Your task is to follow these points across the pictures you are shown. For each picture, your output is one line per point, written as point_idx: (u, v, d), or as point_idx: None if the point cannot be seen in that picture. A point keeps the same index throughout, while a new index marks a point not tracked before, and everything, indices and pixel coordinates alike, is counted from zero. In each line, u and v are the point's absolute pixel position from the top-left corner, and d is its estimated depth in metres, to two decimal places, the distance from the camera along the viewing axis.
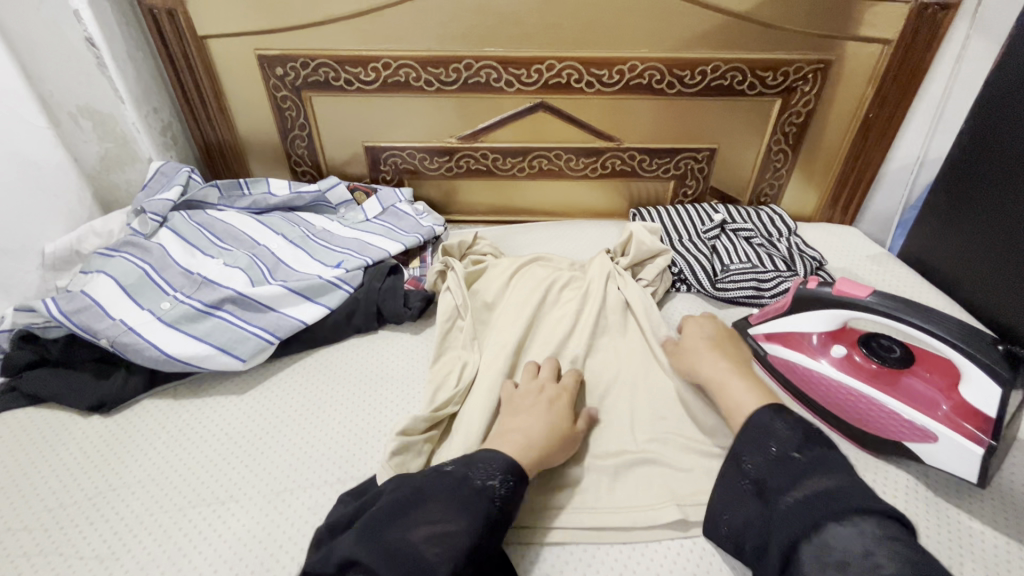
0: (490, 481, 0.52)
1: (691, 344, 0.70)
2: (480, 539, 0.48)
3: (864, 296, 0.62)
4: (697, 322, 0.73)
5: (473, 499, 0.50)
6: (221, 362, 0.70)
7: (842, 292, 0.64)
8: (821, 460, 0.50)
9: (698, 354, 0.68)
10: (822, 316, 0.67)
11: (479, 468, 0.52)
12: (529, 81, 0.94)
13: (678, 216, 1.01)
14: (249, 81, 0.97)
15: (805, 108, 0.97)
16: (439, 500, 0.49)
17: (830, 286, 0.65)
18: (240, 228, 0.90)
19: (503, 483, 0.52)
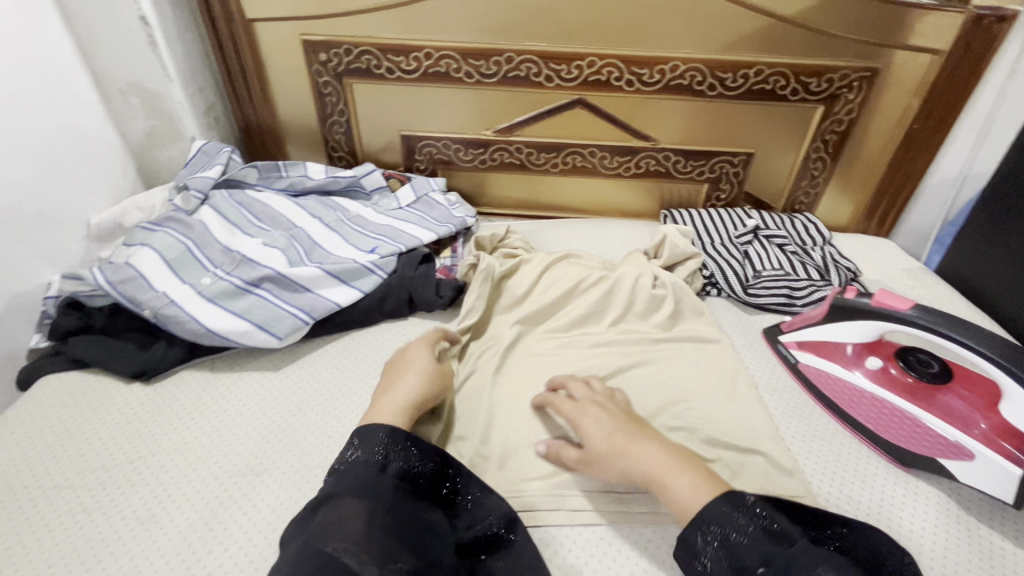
0: (361, 454, 0.54)
1: (596, 445, 0.57)
2: (381, 505, 0.50)
3: (905, 309, 0.61)
4: (595, 406, 0.61)
5: (368, 480, 0.51)
6: (258, 339, 0.71)
7: (882, 303, 0.63)
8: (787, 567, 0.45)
9: (616, 453, 0.56)
10: (860, 327, 0.66)
11: (357, 442, 0.55)
12: (569, 77, 0.94)
13: (711, 219, 1.00)
14: (293, 66, 0.98)
15: (847, 116, 0.95)
16: (339, 488, 0.51)
17: (870, 297, 0.65)
18: (278, 209, 0.92)
19: (384, 448, 0.54)
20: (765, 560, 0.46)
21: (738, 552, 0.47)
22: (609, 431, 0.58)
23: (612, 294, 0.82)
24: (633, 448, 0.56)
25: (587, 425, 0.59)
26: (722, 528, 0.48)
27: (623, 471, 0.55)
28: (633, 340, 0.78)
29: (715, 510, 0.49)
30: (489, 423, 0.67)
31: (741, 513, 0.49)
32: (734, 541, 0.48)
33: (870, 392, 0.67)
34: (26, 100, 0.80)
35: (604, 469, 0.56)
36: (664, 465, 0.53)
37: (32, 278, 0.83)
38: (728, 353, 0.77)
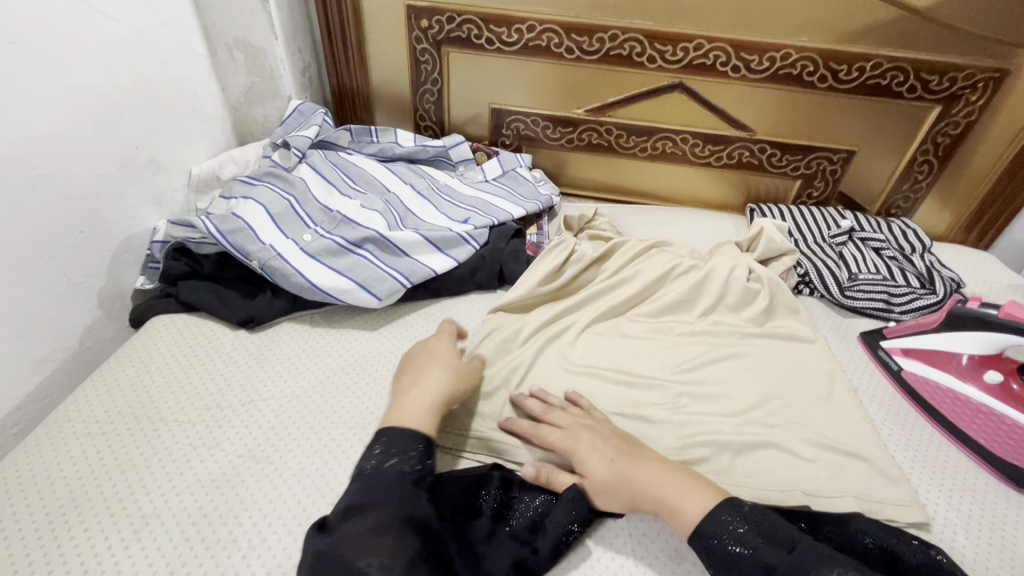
0: (395, 458, 0.51)
1: (599, 473, 0.54)
2: (410, 515, 0.48)
3: None
4: (586, 431, 0.59)
5: (393, 487, 0.48)
6: (359, 298, 0.73)
7: (1011, 316, 0.61)
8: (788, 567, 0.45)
9: (622, 480, 0.54)
10: (983, 339, 0.64)
11: (392, 446, 0.52)
12: (672, 59, 0.91)
13: (803, 217, 0.97)
14: (393, 31, 0.98)
15: (965, 119, 0.90)
16: (376, 492, 0.48)
17: (995, 309, 0.63)
18: (372, 174, 0.93)
19: (415, 459, 0.51)
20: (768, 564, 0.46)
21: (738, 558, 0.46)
22: (605, 458, 0.56)
23: (703, 282, 0.80)
24: (639, 473, 0.54)
25: (582, 455, 0.57)
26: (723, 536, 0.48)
27: (634, 495, 0.53)
28: (723, 332, 0.77)
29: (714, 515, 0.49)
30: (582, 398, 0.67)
31: (738, 519, 0.49)
32: (736, 545, 0.47)
33: (990, 410, 0.64)
34: (147, 47, 0.82)
35: (610, 498, 0.54)
36: (676, 482, 0.53)
37: (140, 221, 0.86)
38: (827, 354, 0.74)
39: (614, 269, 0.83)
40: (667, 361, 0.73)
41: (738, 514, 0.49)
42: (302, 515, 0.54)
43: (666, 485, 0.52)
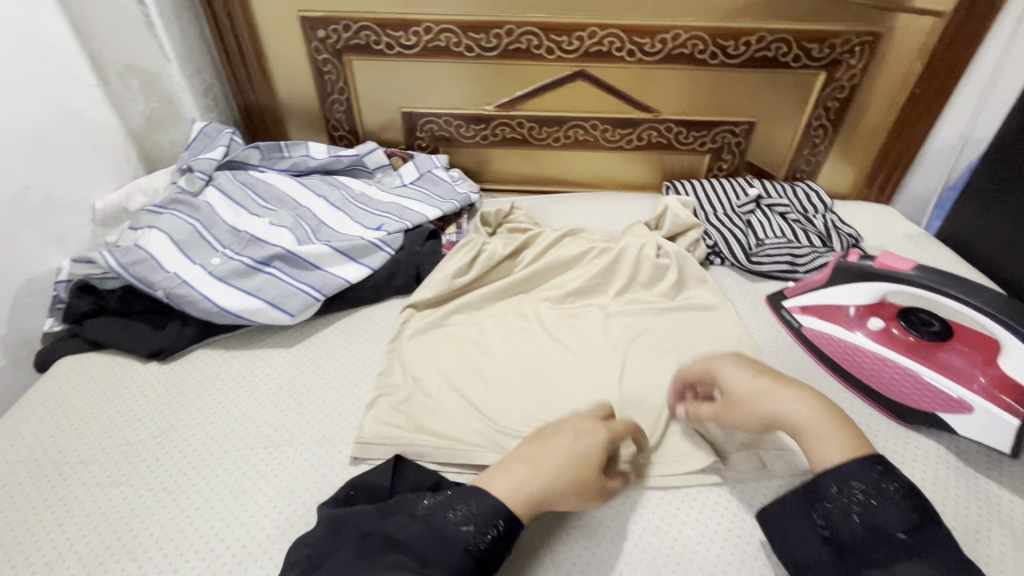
0: (468, 527, 0.46)
1: (738, 390, 0.56)
2: None
3: (907, 270, 0.62)
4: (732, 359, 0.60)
5: (447, 546, 0.45)
6: (271, 316, 0.72)
7: (886, 265, 0.64)
8: (926, 538, 0.44)
9: (760, 397, 0.55)
10: (861, 288, 0.67)
11: (460, 506, 0.48)
12: (569, 48, 0.93)
13: (713, 190, 1.00)
14: (292, 43, 0.97)
15: (849, 82, 0.95)
16: (414, 546, 0.45)
17: (873, 259, 0.66)
18: (283, 190, 0.91)
19: (480, 528, 0.46)
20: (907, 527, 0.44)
21: (875, 518, 0.45)
22: (749, 381, 0.56)
23: (616, 263, 0.83)
24: (784, 395, 0.54)
25: (722, 374, 0.59)
26: (860, 484, 0.46)
27: (772, 414, 0.54)
28: (638, 310, 0.79)
29: (858, 469, 0.47)
30: (501, 389, 0.69)
31: (891, 479, 0.46)
32: (875, 502, 0.45)
33: (882, 354, 0.66)
34: (29, 84, 0.80)
35: (748, 414, 0.55)
36: (819, 417, 0.52)
37: (43, 262, 0.84)
38: (735, 320, 0.78)
39: (530, 260, 0.84)
40: (582, 342, 0.75)
41: (889, 473, 0.47)
42: (216, 543, 0.54)
43: (804, 411, 0.52)
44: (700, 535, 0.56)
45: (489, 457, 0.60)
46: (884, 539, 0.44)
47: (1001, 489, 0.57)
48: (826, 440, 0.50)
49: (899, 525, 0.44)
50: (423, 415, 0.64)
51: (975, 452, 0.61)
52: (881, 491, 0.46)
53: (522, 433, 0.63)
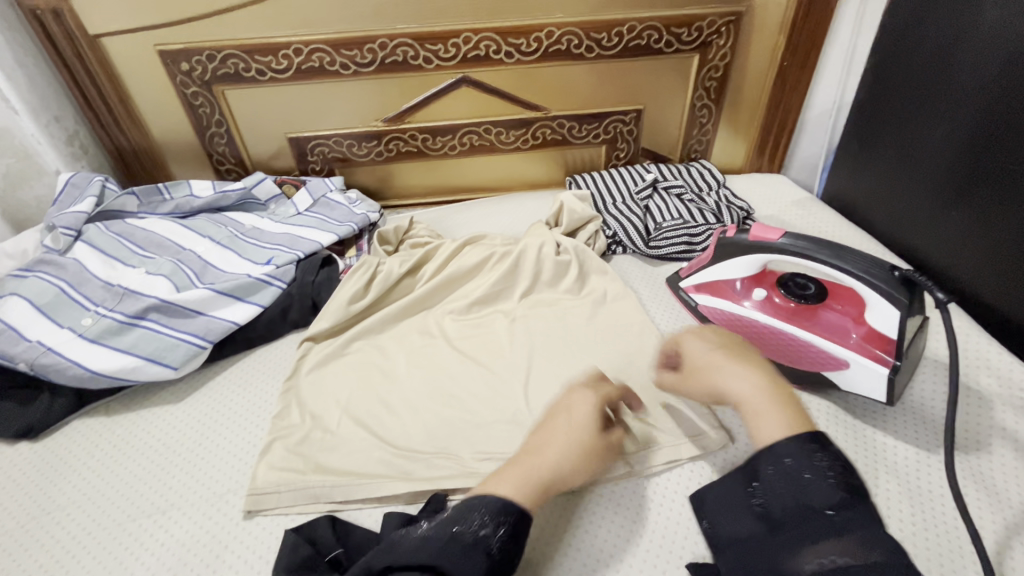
0: (489, 530, 0.43)
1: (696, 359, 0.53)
2: None
3: (776, 239, 0.63)
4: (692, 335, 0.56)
5: (471, 561, 0.41)
6: (151, 373, 0.68)
7: (757, 237, 0.65)
8: (856, 516, 0.40)
9: (710, 368, 0.52)
10: (740, 263, 0.68)
11: (471, 519, 0.43)
12: (447, 56, 0.92)
13: (611, 180, 1.02)
14: (155, 80, 0.92)
15: (722, 62, 0.98)
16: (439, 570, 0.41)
17: (748, 232, 0.66)
18: (164, 235, 0.86)
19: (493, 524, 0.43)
20: (834, 504, 0.41)
21: (799, 494, 0.42)
22: (712, 354, 0.53)
23: (516, 266, 0.83)
24: (737, 371, 0.50)
25: (687, 346, 0.56)
26: (793, 464, 0.43)
27: (721, 388, 0.50)
28: (543, 310, 0.79)
29: (791, 451, 0.44)
30: (403, 412, 0.66)
31: (825, 455, 0.43)
32: (802, 482, 0.43)
33: (766, 324, 0.67)
34: None
35: (699, 386, 0.52)
36: (765, 392, 0.48)
37: None
38: (637, 308, 0.78)
39: (430, 275, 0.82)
40: (487, 352, 0.74)
41: (824, 452, 0.43)
42: None
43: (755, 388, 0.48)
44: (606, 534, 0.55)
45: (389, 487, 0.57)
46: (811, 516, 0.41)
47: (886, 436, 0.60)
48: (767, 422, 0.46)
49: (827, 501, 0.41)
50: (321, 455, 0.62)
51: (858, 405, 0.64)
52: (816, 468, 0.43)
53: (425, 455, 0.61)
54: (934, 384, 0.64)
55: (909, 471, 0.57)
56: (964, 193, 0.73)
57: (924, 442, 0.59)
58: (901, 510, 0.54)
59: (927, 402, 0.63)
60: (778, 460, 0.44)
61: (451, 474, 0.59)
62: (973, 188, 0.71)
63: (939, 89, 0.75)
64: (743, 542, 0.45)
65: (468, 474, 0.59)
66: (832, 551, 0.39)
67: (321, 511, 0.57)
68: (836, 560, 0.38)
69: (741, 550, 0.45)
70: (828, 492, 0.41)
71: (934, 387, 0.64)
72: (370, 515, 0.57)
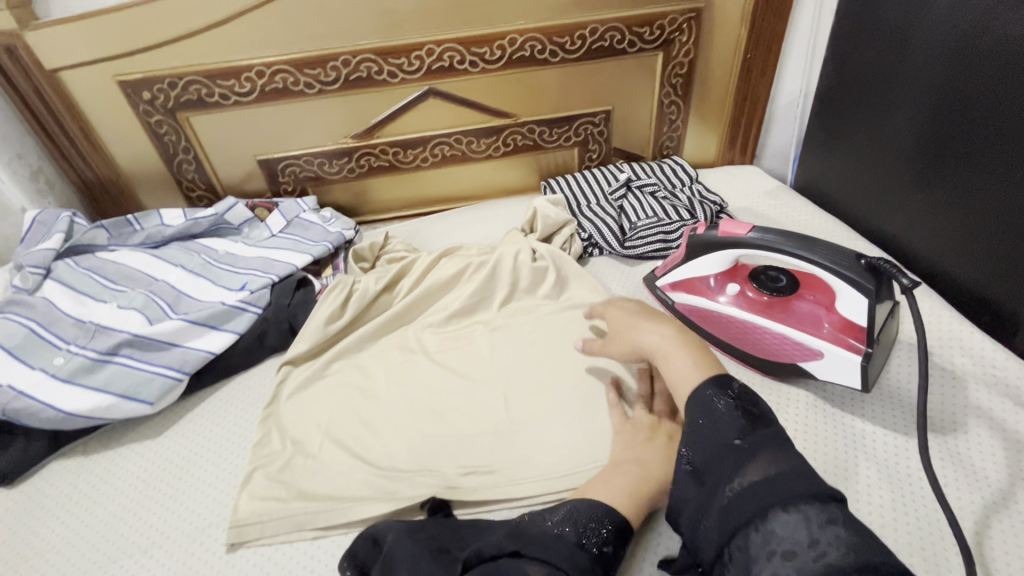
0: (608, 549, 0.48)
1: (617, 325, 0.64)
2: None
3: (745, 234, 0.64)
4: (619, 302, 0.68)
5: (592, 567, 0.46)
6: (126, 410, 0.67)
7: (726, 233, 0.65)
8: (759, 440, 0.44)
9: (631, 332, 0.61)
10: (713, 259, 0.69)
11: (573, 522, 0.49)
12: (411, 69, 0.92)
13: (585, 182, 1.03)
14: (117, 110, 0.91)
15: (686, 58, 0.99)
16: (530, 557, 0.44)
17: (717, 229, 0.67)
18: (136, 267, 0.85)
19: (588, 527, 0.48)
20: (740, 433, 0.44)
21: (712, 437, 0.46)
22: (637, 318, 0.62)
23: (493, 275, 0.82)
24: (655, 327, 0.59)
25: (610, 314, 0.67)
26: (701, 407, 0.48)
27: (637, 346, 0.59)
28: (522, 318, 0.79)
29: (702, 395, 0.48)
30: (385, 430, 0.66)
31: (725, 396, 0.47)
32: (710, 424, 0.46)
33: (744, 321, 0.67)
34: None
35: (621, 347, 0.62)
36: (674, 342, 0.56)
37: None
38: None
39: (407, 290, 0.82)
40: (467, 364, 0.74)
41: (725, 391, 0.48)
42: None
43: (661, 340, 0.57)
44: None
45: (373, 510, 0.57)
46: (725, 452, 0.44)
47: (863, 422, 0.60)
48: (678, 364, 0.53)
49: (734, 434, 0.45)
50: (304, 481, 0.61)
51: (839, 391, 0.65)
52: (722, 409, 0.47)
53: (409, 474, 0.61)
54: (909, 366, 0.65)
55: (887, 455, 0.57)
56: (929, 175, 0.74)
57: (900, 426, 0.60)
58: (876, 490, 0.55)
59: (902, 384, 0.64)
60: (693, 410, 0.48)
61: (435, 491, 0.59)
62: (937, 170, 0.72)
63: (898, 74, 0.75)
64: (686, 507, 0.45)
65: (452, 490, 0.59)
66: (750, 475, 0.42)
67: (306, 539, 0.56)
68: (747, 481, 0.41)
69: (688, 518, 0.45)
70: (734, 425, 0.45)
71: (908, 368, 0.65)
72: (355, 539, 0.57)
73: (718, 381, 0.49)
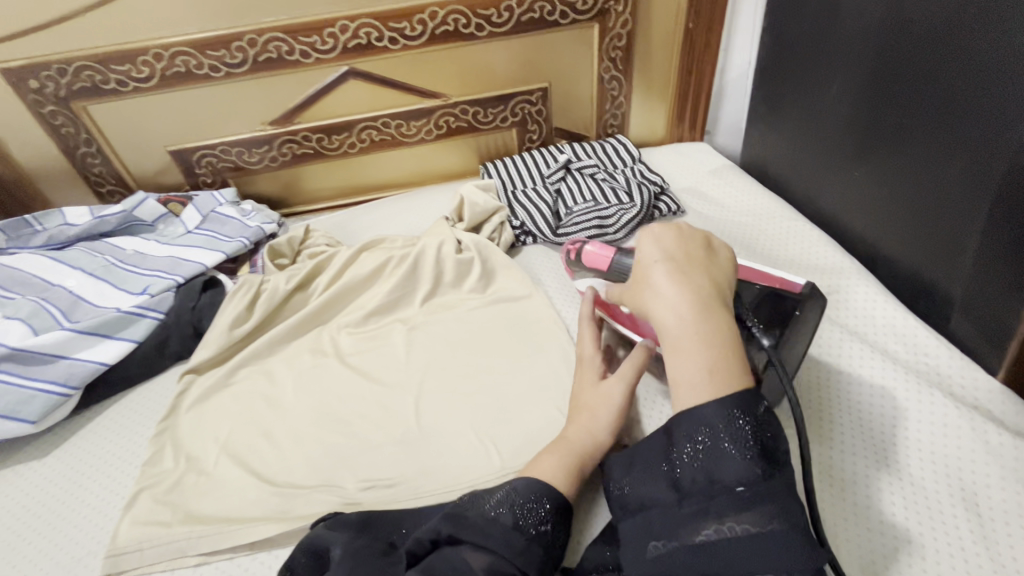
0: (547, 527, 0.45)
1: (646, 273, 0.48)
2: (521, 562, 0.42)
3: (610, 256, 0.65)
4: (673, 235, 0.50)
5: (527, 551, 0.43)
6: (5, 429, 0.62)
7: (593, 258, 0.67)
8: (768, 490, 0.38)
9: (653, 292, 0.47)
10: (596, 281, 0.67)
11: (516, 502, 0.45)
12: (326, 48, 0.85)
13: (522, 164, 0.97)
14: (5, 101, 0.84)
15: (624, 29, 0.93)
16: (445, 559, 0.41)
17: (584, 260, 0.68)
18: (31, 272, 0.79)
19: (533, 504, 0.45)
20: (746, 480, 0.38)
21: (711, 469, 0.39)
22: (663, 269, 0.47)
23: (414, 270, 0.77)
24: (680, 290, 0.45)
25: (647, 249, 0.50)
26: (706, 428, 0.40)
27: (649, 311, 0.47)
28: (443, 315, 0.75)
29: (712, 419, 0.40)
30: (287, 442, 0.62)
31: (746, 426, 0.39)
32: (713, 456, 0.39)
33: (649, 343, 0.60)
34: None
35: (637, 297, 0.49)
36: (692, 324, 0.43)
37: None
38: (544, 303, 0.74)
39: (322, 288, 0.77)
40: (381, 366, 0.69)
41: (746, 418, 0.39)
42: None
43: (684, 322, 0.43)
44: None
45: (262, 533, 0.53)
46: (719, 489, 0.39)
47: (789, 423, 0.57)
48: (691, 364, 0.42)
49: (741, 478, 0.38)
50: (193, 502, 0.57)
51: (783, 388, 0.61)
52: (740, 443, 0.39)
53: (306, 490, 0.57)
54: (834, 356, 0.63)
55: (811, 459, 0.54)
56: (866, 152, 0.69)
57: (826, 424, 0.57)
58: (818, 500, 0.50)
59: (830, 377, 0.61)
60: (698, 429, 0.40)
61: (331, 508, 0.55)
62: (873, 146, 0.68)
63: (834, 43, 0.70)
64: (649, 509, 0.42)
65: (350, 507, 0.55)
66: (738, 528, 0.38)
67: (189, 565, 0.53)
68: (734, 530, 0.38)
69: (643, 520, 0.42)
70: (740, 467, 0.38)
71: (833, 358, 0.62)
72: (241, 564, 0.53)
73: (747, 402, 0.40)
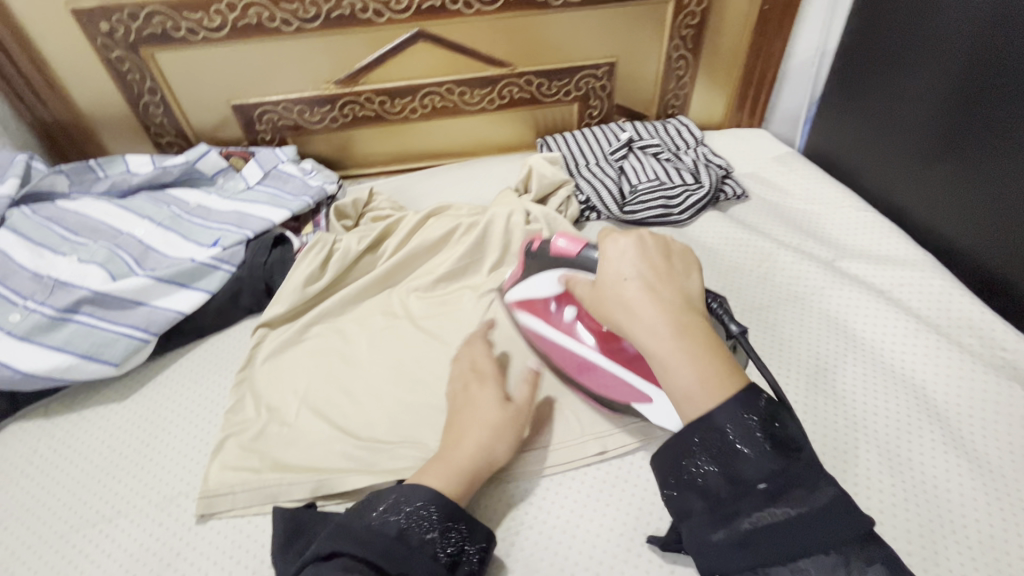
0: (433, 535, 0.45)
1: (609, 292, 0.46)
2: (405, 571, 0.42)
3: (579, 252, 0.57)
4: (631, 242, 0.48)
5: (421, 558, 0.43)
6: (89, 370, 0.63)
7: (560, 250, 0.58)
8: (790, 477, 0.38)
9: (619, 308, 0.45)
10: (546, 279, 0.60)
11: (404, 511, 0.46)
12: (399, 8, 0.84)
13: (584, 140, 0.96)
14: (73, 43, 0.82)
15: (699, 7, 0.91)
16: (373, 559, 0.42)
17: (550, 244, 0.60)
18: (99, 218, 0.79)
19: (425, 512, 0.46)
20: (767, 474, 0.38)
21: (734, 468, 0.39)
22: (633, 286, 0.44)
23: (484, 239, 0.77)
24: (654, 303, 0.43)
25: (607, 261, 0.48)
26: (720, 431, 0.39)
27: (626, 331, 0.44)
28: None
29: (725, 418, 0.39)
30: (365, 399, 0.63)
31: (754, 417, 0.39)
32: (732, 456, 0.39)
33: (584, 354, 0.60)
34: None
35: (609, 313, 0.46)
36: (672, 337, 0.41)
37: None
38: None
39: (391, 252, 0.77)
40: (453, 331, 0.70)
41: (755, 408, 0.39)
42: None
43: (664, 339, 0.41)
44: (594, 526, 0.53)
45: (353, 483, 0.54)
46: (744, 489, 0.38)
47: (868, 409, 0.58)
48: (688, 373, 0.41)
49: (761, 473, 0.38)
50: (278, 452, 0.58)
51: (857, 370, 0.62)
52: (748, 441, 0.39)
53: (390, 445, 0.58)
54: (911, 346, 0.63)
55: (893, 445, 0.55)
56: (950, 145, 0.69)
57: (905, 412, 0.58)
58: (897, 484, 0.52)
59: (906, 366, 0.62)
60: (713, 434, 0.39)
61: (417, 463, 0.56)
62: (960, 138, 0.68)
63: (929, 32, 0.69)
64: (684, 518, 0.41)
65: None
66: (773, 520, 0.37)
67: None
68: (776, 519, 0.37)
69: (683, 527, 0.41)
70: (763, 462, 0.38)
71: (911, 348, 0.63)
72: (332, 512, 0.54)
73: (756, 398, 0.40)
